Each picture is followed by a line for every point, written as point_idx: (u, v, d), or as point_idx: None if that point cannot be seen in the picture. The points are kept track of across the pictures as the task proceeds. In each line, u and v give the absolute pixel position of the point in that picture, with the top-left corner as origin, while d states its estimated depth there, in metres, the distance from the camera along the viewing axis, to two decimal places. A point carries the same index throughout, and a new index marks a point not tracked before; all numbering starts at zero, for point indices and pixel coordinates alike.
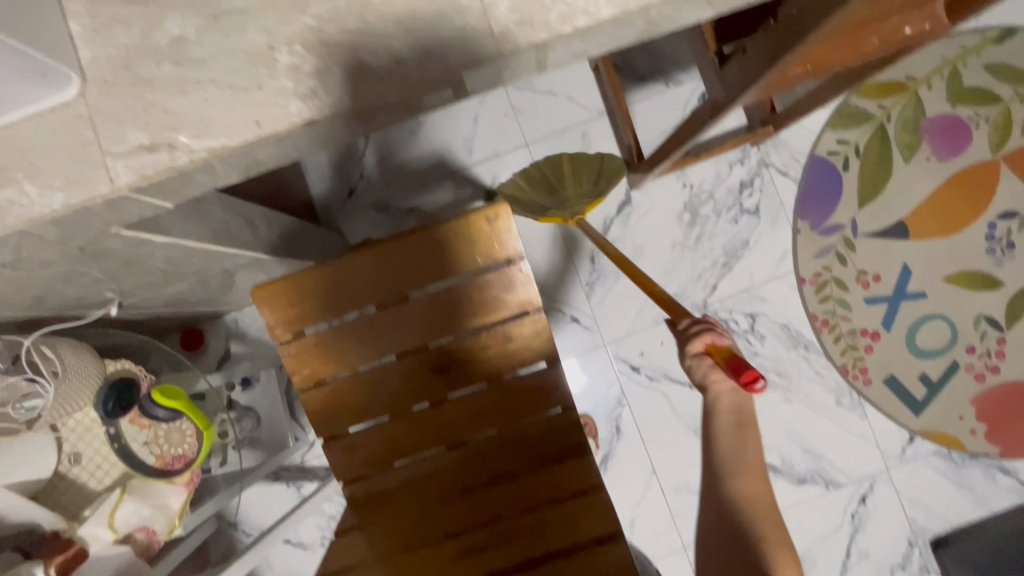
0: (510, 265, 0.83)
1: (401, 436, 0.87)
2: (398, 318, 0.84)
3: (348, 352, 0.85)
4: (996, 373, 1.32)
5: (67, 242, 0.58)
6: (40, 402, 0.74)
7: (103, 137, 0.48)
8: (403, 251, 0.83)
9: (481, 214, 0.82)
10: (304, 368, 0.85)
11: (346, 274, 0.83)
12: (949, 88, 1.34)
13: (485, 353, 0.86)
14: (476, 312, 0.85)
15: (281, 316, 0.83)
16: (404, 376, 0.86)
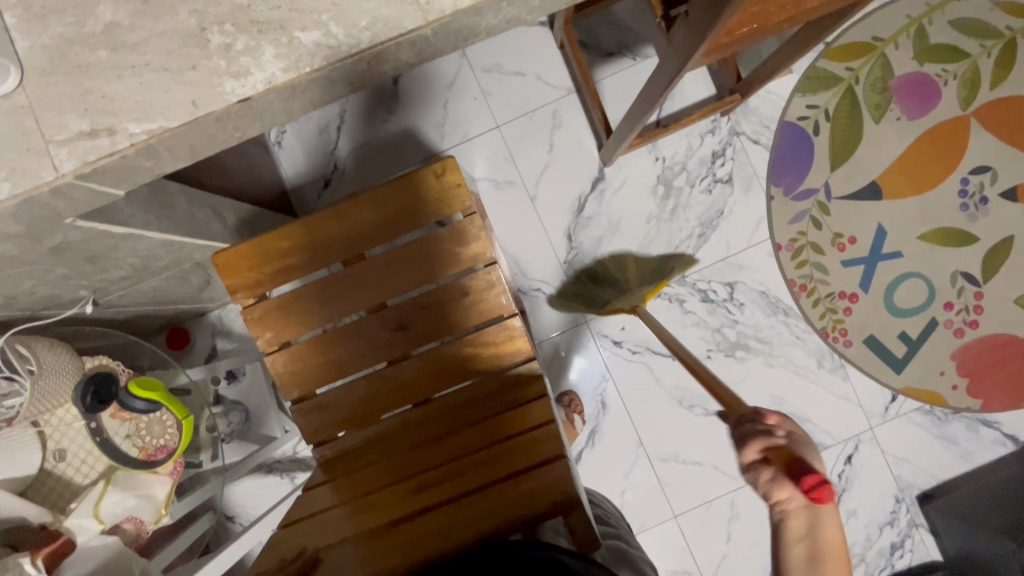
0: (462, 219, 0.85)
1: (368, 395, 0.89)
2: (355, 277, 0.86)
3: (310, 314, 0.87)
4: (975, 327, 1.34)
5: (27, 238, 0.59)
6: (18, 400, 0.76)
7: (44, 125, 0.49)
8: (356, 210, 0.85)
9: (431, 170, 0.84)
10: (268, 331, 0.87)
11: (304, 236, 0.85)
12: (915, 45, 1.34)
13: (444, 308, 0.88)
14: (433, 268, 0.87)
15: (241, 282, 0.85)
16: (366, 335, 0.88)
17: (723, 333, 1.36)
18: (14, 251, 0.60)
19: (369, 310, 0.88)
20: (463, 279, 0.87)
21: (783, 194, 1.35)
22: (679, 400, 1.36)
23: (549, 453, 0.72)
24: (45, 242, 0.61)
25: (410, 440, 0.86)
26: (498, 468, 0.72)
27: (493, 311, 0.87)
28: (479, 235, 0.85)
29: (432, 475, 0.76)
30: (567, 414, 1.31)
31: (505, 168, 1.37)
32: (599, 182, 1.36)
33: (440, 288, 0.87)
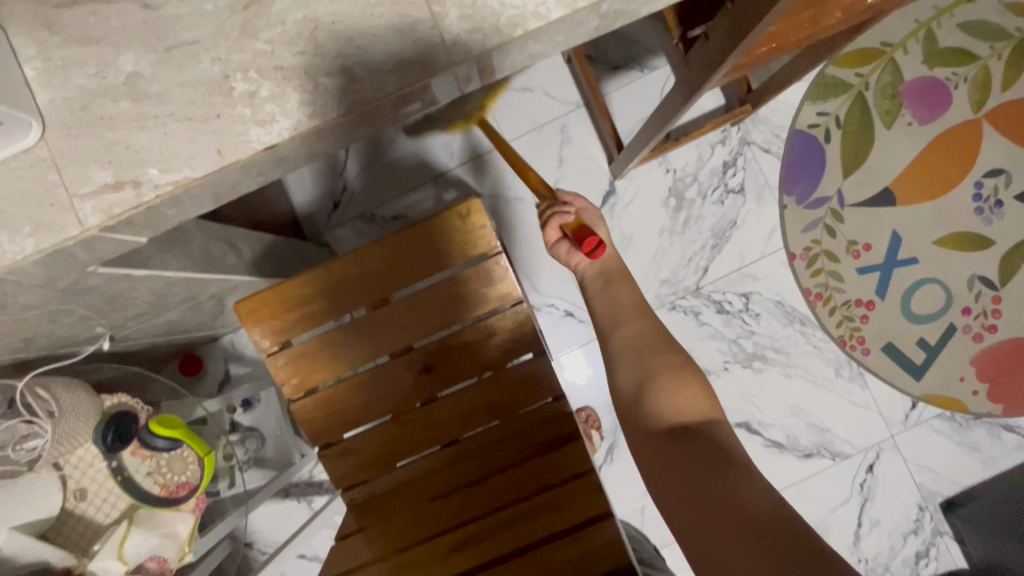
0: (486, 260, 0.85)
1: (394, 437, 0.88)
2: (380, 321, 0.85)
3: (336, 359, 0.86)
4: (994, 332, 1.32)
5: (49, 286, 0.58)
6: (39, 442, 0.75)
7: (68, 179, 0.48)
8: (380, 254, 0.84)
9: (454, 212, 0.83)
10: (294, 378, 0.86)
11: (327, 282, 0.84)
12: (925, 50, 1.33)
13: (468, 347, 0.87)
14: (457, 309, 0.86)
15: (266, 329, 0.84)
16: (392, 379, 0.87)
17: (740, 344, 1.35)
18: (36, 299, 0.59)
19: (394, 353, 0.87)
20: (488, 318, 0.86)
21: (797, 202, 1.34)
22: None
23: (590, 510, 0.73)
24: (67, 288, 0.60)
25: (439, 485, 0.86)
26: (539, 526, 0.74)
27: (518, 346, 0.87)
28: (504, 275, 0.85)
29: (470, 528, 0.78)
30: (584, 430, 1.32)
31: (515, 187, 1.36)
32: (611, 196, 1.35)
33: (464, 328, 0.86)
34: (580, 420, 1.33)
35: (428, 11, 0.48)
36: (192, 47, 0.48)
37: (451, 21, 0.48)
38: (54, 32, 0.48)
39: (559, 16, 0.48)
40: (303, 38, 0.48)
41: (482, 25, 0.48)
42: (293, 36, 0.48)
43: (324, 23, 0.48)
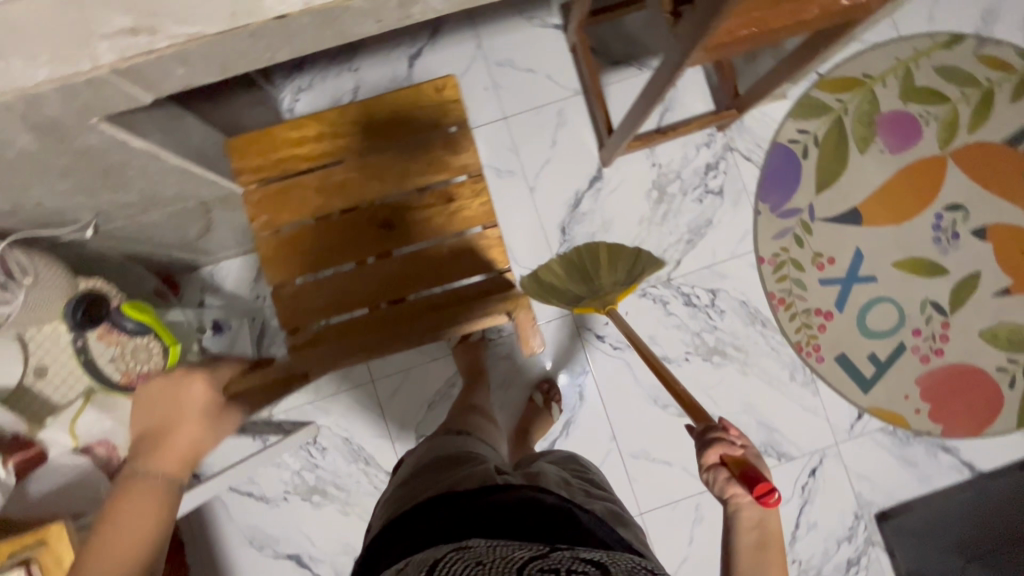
0: (454, 133, 0.92)
1: (345, 286, 0.91)
2: (352, 173, 0.90)
3: (304, 202, 0.90)
4: (940, 355, 1.40)
5: (47, 131, 0.60)
6: (9, 310, 0.77)
7: (88, 18, 0.51)
8: (365, 117, 0.92)
9: (431, 85, 0.93)
10: (264, 214, 0.90)
11: (310, 130, 0.92)
12: (902, 86, 1.43)
13: (428, 212, 0.91)
14: (423, 170, 0.91)
15: (250, 166, 0.92)
16: (351, 229, 0.91)
17: (702, 337, 1.40)
18: (31, 146, 0.62)
19: (358, 205, 0.91)
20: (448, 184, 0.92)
21: (771, 212, 1.42)
22: (654, 401, 1.39)
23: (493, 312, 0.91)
24: (63, 140, 0.63)
25: (374, 324, 0.91)
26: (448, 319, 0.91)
27: (475, 218, 0.92)
28: (470, 150, 0.92)
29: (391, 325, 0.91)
30: (544, 401, 1.35)
31: (508, 158, 1.42)
32: (597, 181, 1.41)
33: (427, 191, 0.92)
34: (542, 392, 1.36)
35: None
36: None
37: None
38: None
39: None
40: None
41: None
42: None
43: None
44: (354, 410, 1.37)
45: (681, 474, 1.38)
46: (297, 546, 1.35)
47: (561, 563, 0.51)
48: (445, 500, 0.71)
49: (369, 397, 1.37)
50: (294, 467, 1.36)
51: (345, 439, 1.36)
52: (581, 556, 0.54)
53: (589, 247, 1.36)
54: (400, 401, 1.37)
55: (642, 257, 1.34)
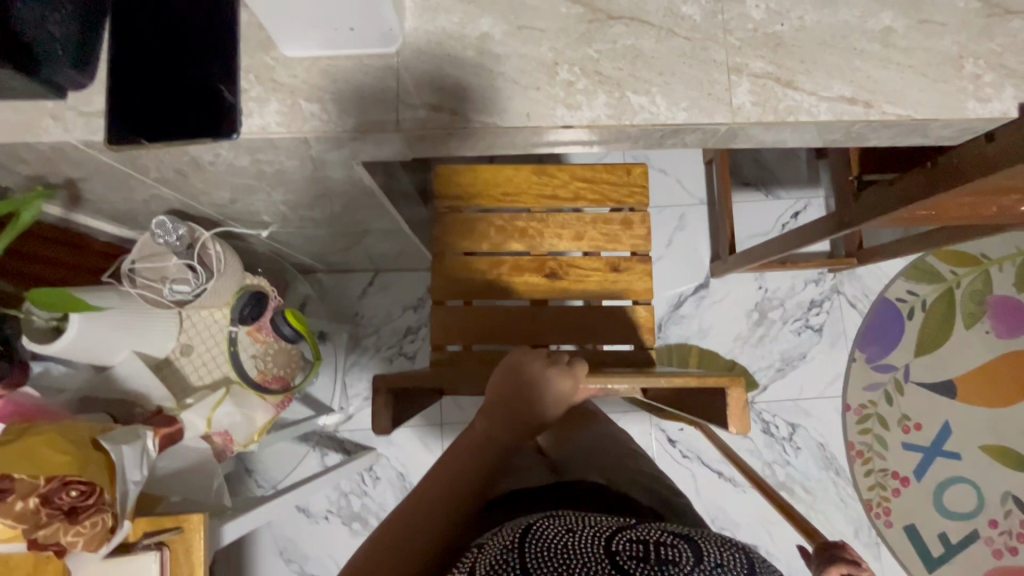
0: (632, 212, 0.94)
1: (497, 321, 0.92)
2: (534, 222, 0.93)
3: (483, 236, 0.92)
4: (1014, 554, 1.34)
5: (312, 159, 0.67)
6: (186, 291, 0.83)
7: (402, 89, 0.60)
8: (557, 177, 0.94)
9: (623, 168, 0.95)
10: (446, 237, 0.92)
11: (506, 172, 0.93)
12: (1018, 274, 1.44)
13: (591, 276, 0.93)
14: (598, 240, 0.93)
15: (446, 189, 0.93)
16: (517, 272, 0.93)
17: (773, 470, 1.38)
18: (289, 167, 0.69)
19: (532, 251, 0.93)
20: (616, 256, 0.93)
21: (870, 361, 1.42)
22: (711, 520, 1.36)
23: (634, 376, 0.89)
24: (316, 169, 0.71)
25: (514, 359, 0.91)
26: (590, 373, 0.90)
27: (631, 293, 0.93)
28: (645, 233, 0.94)
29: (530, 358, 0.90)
30: None
31: None
32: (702, 290, 1.45)
33: (596, 256, 0.94)
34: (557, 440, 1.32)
35: (726, 77, 0.59)
36: (538, 33, 0.60)
37: (741, 92, 0.59)
38: None
39: (824, 120, 0.59)
40: (626, 58, 0.59)
41: (764, 102, 0.59)
42: (619, 55, 0.59)
43: (644, 57, 0.59)
44: (418, 446, 1.38)
45: None
46: (323, 569, 1.33)
47: (650, 535, 0.54)
48: (501, 503, 0.70)
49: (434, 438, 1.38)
50: (343, 489, 1.36)
51: (399, 475, 1.37)
52: (666, 530, 0.56)
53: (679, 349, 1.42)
54: None
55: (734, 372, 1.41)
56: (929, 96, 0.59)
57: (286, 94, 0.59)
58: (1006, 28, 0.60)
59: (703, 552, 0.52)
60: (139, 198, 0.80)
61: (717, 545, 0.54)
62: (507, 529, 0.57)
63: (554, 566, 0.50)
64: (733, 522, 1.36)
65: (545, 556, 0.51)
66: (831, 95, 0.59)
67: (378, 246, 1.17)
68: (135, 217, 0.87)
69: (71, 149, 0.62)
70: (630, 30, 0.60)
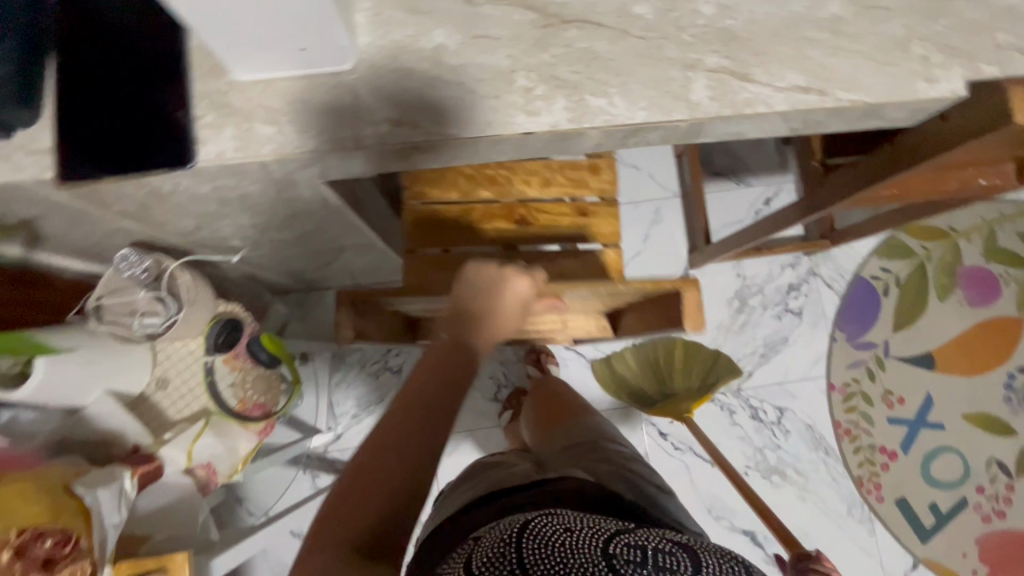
0: (598, 159, 0.98)
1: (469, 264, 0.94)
2: (504, 171, 0.95)
3: (454, 184, 0.94)
4: (1002, 518, 1.37)
5: (275, 182, 0.66)
6: (157, 321, 0.81)
7: (360, 106, 0.59)
8: None
9: None
10: (417, 186, 0.94)
11: None
12: (985, 244, 1.48)
13: (561, 220, 0.97)
14: (567, 185, 0.96)
15: None
16: (487, 218, 0.95)
17: (764, 455, 1.40)
18: (252, 191, 0.68)
19: (501, 199, 0.95)
20: (583, 202, 0.96)
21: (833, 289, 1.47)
22: (708, 510, 1.37)
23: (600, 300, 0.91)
24: (280, 191, 0.70)
25: None
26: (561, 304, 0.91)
27: (599, 236, 0.97)
28: (611, 179, 0.97)
29: None
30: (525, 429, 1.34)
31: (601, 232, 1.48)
32: None
33: (564, 202, 0.97)
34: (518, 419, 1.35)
35: (682, 74, 0.60)
36: (493, 41, 0.60)
37: (698, 87, 0.59)
38: None
39: (782, 110, 0.60)
40: (582, 61, 0.59)
41: (722, 96, 0.59)
42: (575, 58, 0.59)
43: (600, 59, 0.59)
44: None
45: None
46: None
47: (648, 541, 0.55)
48: (493, 497, 0.70)
49: None
50: None
51: None
52: (667, 537, 0.57)
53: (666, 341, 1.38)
54: (456, 460, 1.38)
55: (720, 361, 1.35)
56: (882, 80, 0.60)
57: (241, 118, 0.58)
58: (951, 9, 0.61)
59: (701, 562, 0.53)
60: (100, 233, 0.78)
61: (716, 557, 0.55)
62: (503, 523, 0.58)
63: (552, 566, 0.50)
64: (730, 510, 1.37)
65: (542, 558, 0.51)
66: (786, 85, 0.60)
67: (354, 262, 1.15)
68: (99, 252, 0.85)
69: (22, 189, 0.60)
70: (585, 33, 0.60)
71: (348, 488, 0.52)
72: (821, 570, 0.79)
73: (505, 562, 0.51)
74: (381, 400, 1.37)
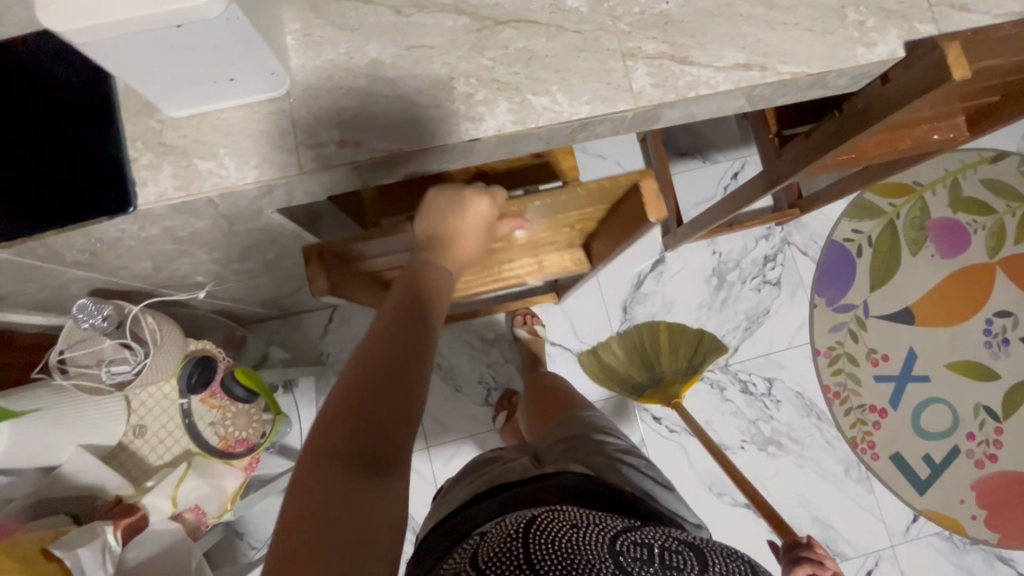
0: None
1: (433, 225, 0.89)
2: None
3: None
4: (995, 461, 1.40)
5: (224, 215, 0.65)
6: (125, 369, 0.78)
7: (299, 130, 0.58)
8: None
9: None
10: None
11: None
12: (950, 195, 1.50)
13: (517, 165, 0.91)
14: None
15: None
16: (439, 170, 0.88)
17: (758, 427, 1.41)
18: (202, 227, 0.67)
19: None
20: None
21: (810, 220, 1.45)
22: (709, 487, 1.38)
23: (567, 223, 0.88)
24: (232, 223, 0.68)
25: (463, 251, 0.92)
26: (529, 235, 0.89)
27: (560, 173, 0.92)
28: None
29: None
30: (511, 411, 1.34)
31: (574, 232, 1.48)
32: (660, 265, 1.46)
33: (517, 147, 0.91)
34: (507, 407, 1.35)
35: (622, 64, 0.59)
36: (428, 50, 0.59)
37: (639, 76, 0.59)
38: (318, 14, 0.58)
39: (725, 90, 0.59)
40: (520, 61, 0.59)
41: (664, 83, 0.59)
42: (512, 59, 0.59)
43: (538, 57, 0.59)
44: None
45: None
46: None
47: (654, 539, 0.54)
48: (492, 493, 0.68)
49: (422, 461, 1.37)
50: None
51: None
52: (673, 535, 0.56)
53: (649, 325, 1.41)
54: (455, 468, 1.37)
55: (704, 340, 1.38)
56: (821, 50, 0.60)
57: (178, 155, 0.57)
58: None
59: (708, 562, 0.52)
60: (54, 286, 0.76)
61: (721, 556, 0.54)
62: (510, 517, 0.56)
63: (559, 565, 0.49)
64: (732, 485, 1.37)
65: (550, 558, 0.49)
66: (726, 65, 0.59)
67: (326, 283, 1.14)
68: (57, 304, 0.83)
69: None
70: (520, 32, 0.59)
71: (351, 397, 0.49)
72: (814, 558, 0.88)
73: (513, 560, 0.49)
74: None
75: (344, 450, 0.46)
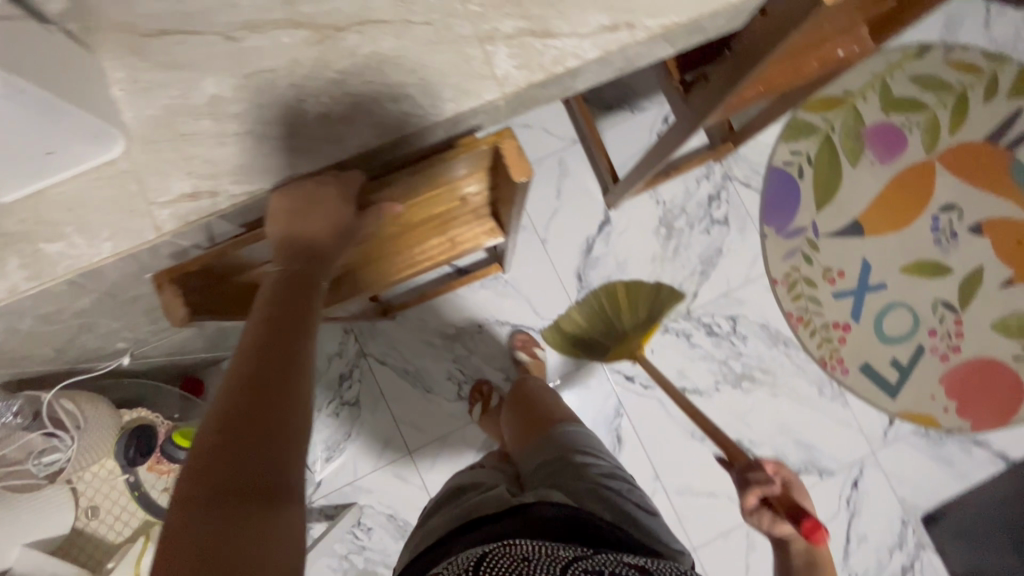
0: None
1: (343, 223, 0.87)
2: None
3: None
4: (959, 352, 1.43)
5: (100, 291, 0.60)
6: (59, 455, 0.78)
7: (148, 188, 0.53)
8: None
9: None
10: None
11: None
12: (881, 99, 1.48)
13: None
14: None
15: None
16: None
17: (729, 365, 1.42)
18: (84, 305, 0.62)
19: None
20: None
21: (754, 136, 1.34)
22: (692, 434, 1.40)
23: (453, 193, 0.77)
24: (117, 295, 0.64)
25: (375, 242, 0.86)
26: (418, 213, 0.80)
27: None
28: None
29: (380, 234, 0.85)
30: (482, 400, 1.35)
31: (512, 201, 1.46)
32: (606, 225, 1.44)
33: None
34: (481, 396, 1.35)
35: (481, 49, 0.55)
36: (270, 74, 0.54)
37: (501, 58, 0.55)
38: (141, 57, 0.53)
39: (594, 57, 0.55)
40: (370, 68, 0.54)
41: (529, 62, 0.55)
42: (362, 67, 0.54)
43: (389, 59, 0.54)
44: (396, 483, 1.36)
45: (728, 504, 1.38)
46: None
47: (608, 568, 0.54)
48: (468, 527, 0.68)
49: (408, 468, 1.36)
50: (341, 552, 1.33)
51: (390, 516, 1.35)
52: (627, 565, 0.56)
53: (605, 288, 1.39)
54: (441, 468, 1.37)
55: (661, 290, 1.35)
56: None
57: (23, 243, 0.52)
58: None
59: None
60: None
61: None
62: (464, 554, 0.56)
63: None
64: None
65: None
66: (591, 30, 0.55)
67: None
68: None
69: None
70: (365, 35, 0.54)
71: (219, 441, 0.42)
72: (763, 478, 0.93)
73: None
74: (349, 435, 1.36)
75: (218, 502, 0.39)
